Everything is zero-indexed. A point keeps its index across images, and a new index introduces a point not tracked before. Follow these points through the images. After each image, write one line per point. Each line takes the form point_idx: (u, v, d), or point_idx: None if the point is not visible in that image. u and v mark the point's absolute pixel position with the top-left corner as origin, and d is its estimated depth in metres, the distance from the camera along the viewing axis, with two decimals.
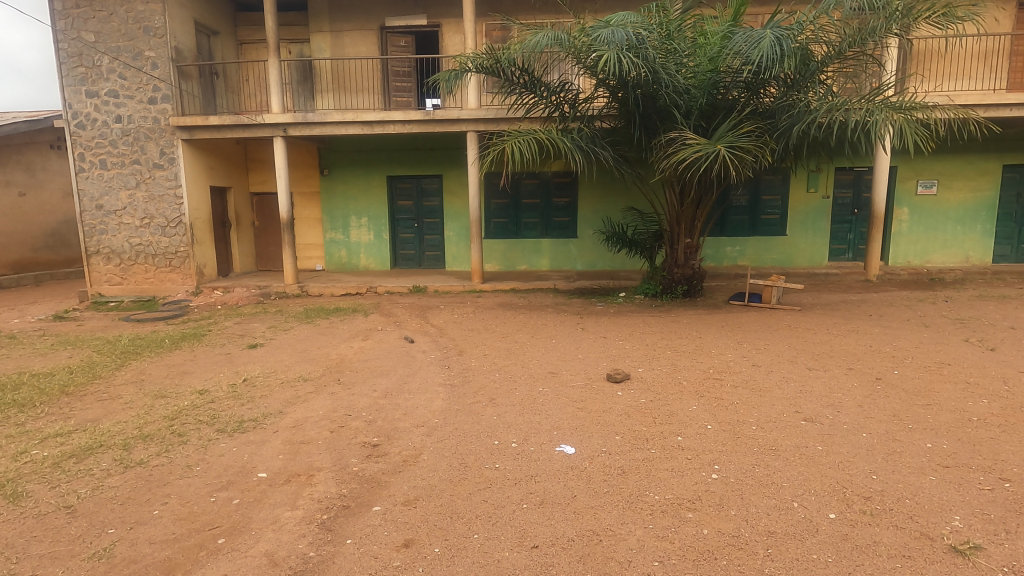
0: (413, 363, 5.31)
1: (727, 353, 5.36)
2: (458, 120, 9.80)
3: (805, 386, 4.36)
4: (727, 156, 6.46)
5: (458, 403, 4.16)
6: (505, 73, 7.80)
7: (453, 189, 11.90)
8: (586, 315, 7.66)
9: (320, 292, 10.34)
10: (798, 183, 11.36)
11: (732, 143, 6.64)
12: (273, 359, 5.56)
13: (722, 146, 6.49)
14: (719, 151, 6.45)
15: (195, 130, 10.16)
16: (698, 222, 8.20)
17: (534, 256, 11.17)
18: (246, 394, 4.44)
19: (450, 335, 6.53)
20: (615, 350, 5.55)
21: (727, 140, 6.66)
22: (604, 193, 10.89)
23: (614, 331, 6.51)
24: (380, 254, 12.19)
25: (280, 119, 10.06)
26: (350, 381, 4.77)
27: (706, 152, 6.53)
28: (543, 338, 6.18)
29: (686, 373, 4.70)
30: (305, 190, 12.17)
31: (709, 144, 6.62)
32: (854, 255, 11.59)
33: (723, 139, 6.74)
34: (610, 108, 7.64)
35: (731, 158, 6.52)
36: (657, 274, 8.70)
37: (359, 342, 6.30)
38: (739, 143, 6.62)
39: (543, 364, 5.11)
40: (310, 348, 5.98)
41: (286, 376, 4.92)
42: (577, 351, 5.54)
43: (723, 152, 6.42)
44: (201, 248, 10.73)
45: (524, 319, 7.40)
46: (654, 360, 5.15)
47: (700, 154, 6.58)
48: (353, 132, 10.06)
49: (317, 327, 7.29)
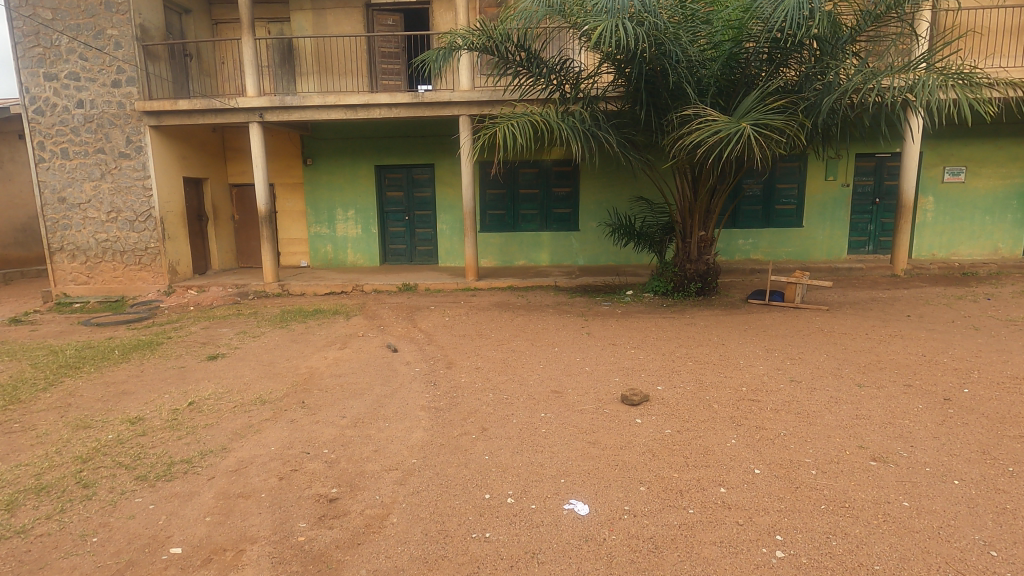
0: (394, 379, 4.58)
1: (759, 365, 4.61)
2: (449, 103, 8.99)
3: (862, 410, 3.63)
4: (753, 135, 5.54)
5: (442, 435, 3.41)
6: (499, 50, 7.00)
7: (445, 178, 11.12)
8: (592, 316, 6.91)
9: (302, 291, 9.58)
10: (815, 171, 10.60)
11: (758, 120, 5.73)
12: (232, 375, 4.79)
13: (748, 125, 5.58)
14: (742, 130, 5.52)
15: (163, 115, 9.34)
16: (713, 214, 7.45)
17: (533, 251, 10.41)
18: (186, 423, 3.66)
19: (439, 342, 5.77)
20: (629, 362, 4.82)
21: (751, 117, 5.76)
22: (607, 182, 10.12)
23: (624, 337, 5.78)
24: (369, 249, 11.41)
25: (255, 103, 9.22)
26: (317, 405, 4.01)
27: (727, 131, 5.62)
28: (543, 346, 5.43)
29: (715, 394, 3.95)
30: (288, 181, 11.39)
31: (729, 124, 5.73)
32: (874, 248, 10.87)
33: (747, 116, 5.83)
34: (618, 86, 6.80)
35: (758, 137, 5.60)
36: (667, 270, 7.95)
37: (334, 351, 5.54)
38: (766, 121, 5.71)
39: (545, 381, 4.36)
40: (277, 361, 5.20)
41: (242, 398, 4.16)
42: (583, 364, 4.80)
43: (748, 131, 5.50)
44: (174, 244, 9.95)
45: (523, 322, 6.65)
46: (674, 375, 4.41)
47: (720, 134, 5.67)
48: (336, 117, 9.24)
49: (291, 332, 6.52)
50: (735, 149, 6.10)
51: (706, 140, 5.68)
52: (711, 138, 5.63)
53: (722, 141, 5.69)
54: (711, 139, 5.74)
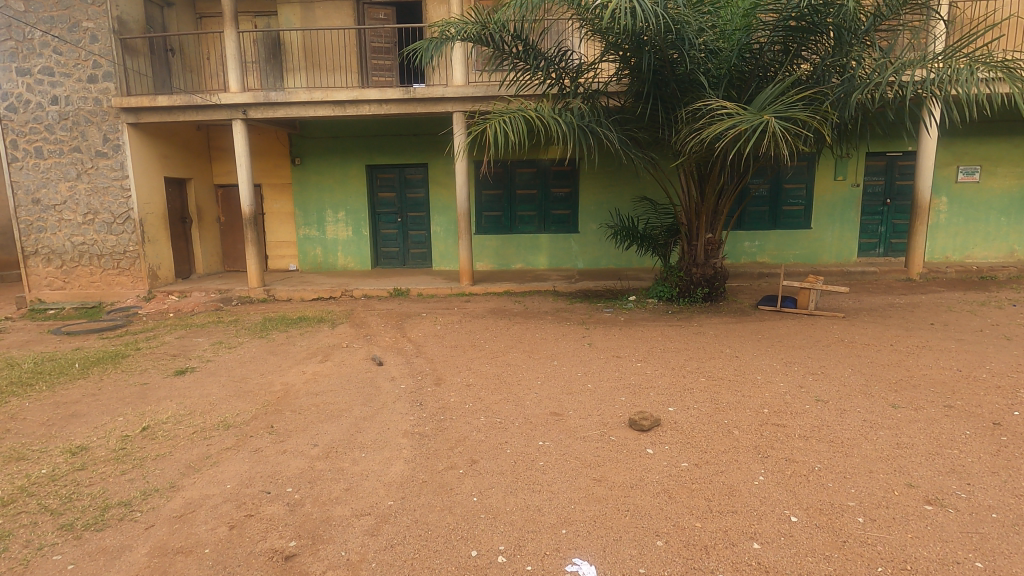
0: (377, 398, 4.15)
1: (779, 382, 4.19)
2: (442, 99, 8.55)
3: (902, 437, 3.21)
4: (778, 129, 4.96)
5: (426, 469, 2.98)
6: (495, 40, 6.55)
7: (439, 178, 10.69)
8: (593, 325, 6.48)
9: (288, 297, 9.14)
10: (824, 171, 10.20)
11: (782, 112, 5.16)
12: (198, 393, 4.34)
13: (772, 117, 5.00)
14: (766, 124, 4.93)
15: (142, 112, 8.90)
16: (721, 215, 7.05)
17: (531, 254, 9.97)
18: (134, 454, 3.22)
19: (428, 355, 5.33)
20: (635, 378, 4.39)
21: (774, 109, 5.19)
22: (608, 182, 9.70)
23: (628, 348, 5.34)
24: (360, 252, 10.97)
25: (238, 99, 8.76)
26: (287, 430, 3.57)
27: (748, 125, 5.03)
28: (540, 359, 5.00)
29: (735, 417, 3.52)
30: (276, 181, 10.95)
31: (749, 117, 5.15)
32: (885, 250, 10.47)
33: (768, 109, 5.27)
34: (621, 79, 6.40)
35: (783, 131, 5.02)
36: (672, 275, 7.53)
37: (314, 365, 5.09)
38: (791, 114, 5.14)
39: (544, 401, 3.93)
40: (249, 376, 4.75)
41: (204, 421, 3.72)
42: (586, 380, 4.37)
43: (773, 124, 4.92)
44: (155, 247, 9.50)
45: (520, 330, 6.22)
46: (687, 393, 3.99)
47: (740, 128, 5.09)
48: (323, 113, 8.79)
49: (270, 342, 6.07)
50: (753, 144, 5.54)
51: (724, 135, 5.10)
52: (730, 133, 5.04)
53: (742, 136, 5.11)
54: (729, 132, 5.16)
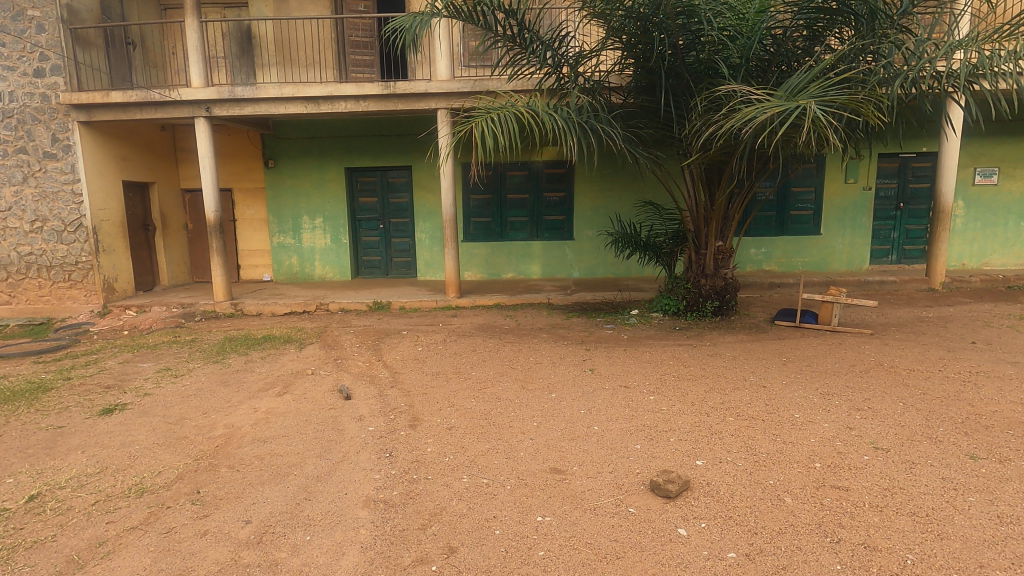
0: (339, 446, 3.41)
1: (823, 423, 3.49)
2: (425, 94, 7.82)
3: (1000, 506, 2.51)
4: (819, 115, 4.15)
5: (388, 563, 2.25)
6: (485, 19, 5.80)
7: (424, 182, 9.95)
8: (594, 345, 5.76)
9: (258, 311, 8.36)
10: (834, 173, 9.60)
11: (821, 97, 4.34)
12: (119, 442, 3.55)
13: (811, 101, 4.18)
14: (806, 109, 4.11)
15: (95, 110, 8.10)
16: (732, 221, 6.40)
17: (522, 263, 9.26)
18: (3, 542, 2.44)
19: (405, 385, 4.58)
20: (650, 418, 3.67)
21: (812, 93, 4.36)
22: (605, 185, 9.04)
23: (639, 376, 4.61)
24: (339, 261, 10.20)
25: (201, 94, 7.96)
26: (217, 496, 2.82)
27: (783, 110, 4.20)
28: (537, 391, 4.27)
29: (782, 476, 2.81)
30: (247, 185, 10.19)
31: (782, 102, 4.34)
32: (898, 257, 9.88)
33: (802, 93, 4.47)
34: (623, 70, 5.73)
35: (824, 119, 4.22)
36: (678, 286, 6.85)
37: (270, 399, 4.32)
38: (832, 99, 4.32)
39: (543, 451, 3.21)
40: (188, 416, 3.97)
41: (113, 485, 2.95)
42: (590, 420, 3.65)
43: (812, 109, 4.12)
44: (110, 257, 8.69)
45: (512, 352, 5.49)
46: (716, 439, 3.28)
47: (773, 114, 4.25)
48: (295, 110, 8.02)
49: (225, 368, 5.29)
50: (779, 136, 4.77)
51: (755, 124, 4.27)
52: (762, 121, 4.21)
53: (775, 124, 4.29)
54: (759, 120, 4.33)
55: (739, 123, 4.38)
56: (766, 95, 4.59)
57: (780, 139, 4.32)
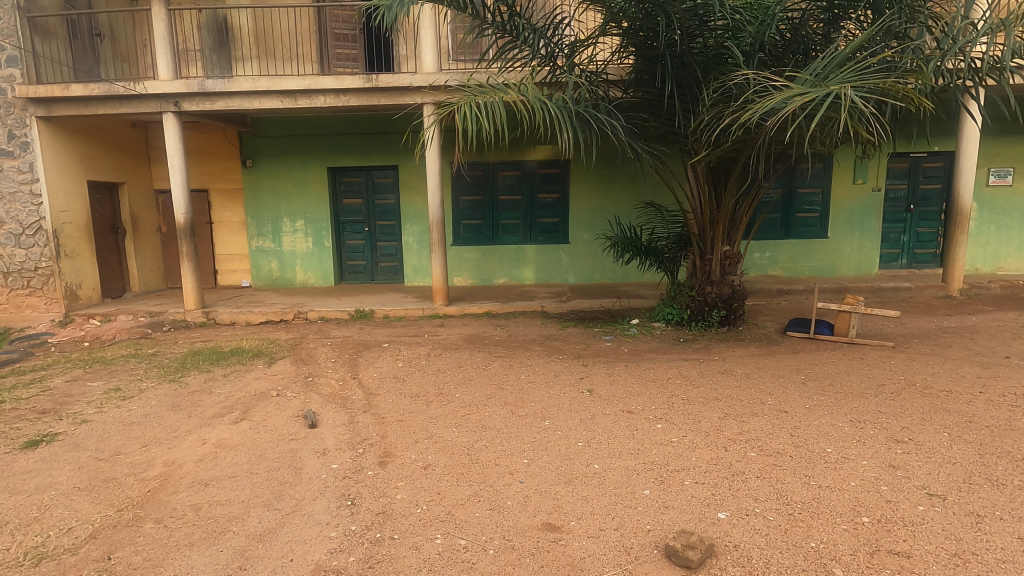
0: (293, 491, 2.88)
1: (861, 460, 3.00)
2: (409, 88, 7.34)
3: None
4: (854, 102, 3.62)
5: None
6: (473, 3, 5.29)
7: (412, 182, 9.43)
8: (592, 359, 5.25)
9: (232, 320, 7.82)
10: (842, 173, 9.15)
11: (853, 81, 3.82)
12: (33, 486, 3.00)
13: (844, 86, 3.66)
14: (839, 95, 3.58)
15: (55, 105, 7.54)
16: (740, 224, 5.93)
17: (515, 267, 8.75)
18: None
19: (379, 410, 4.05)
20: (659, 453, 3.17)
21: (842, 77, 3.84)
22: (602, 186, 8.56)
23: (643, 398, 4.10)
24: (322, 266, 9.66)
25: (168, 88, 7.39)
26: (134, 565, 2.30)
27: (812, 97, 3.67)
28: (528, 418, 3.75)
29: (825, 537, 2.31)
30: (224, 186, 9.65)
31: (808, 88, 3.82)
32: (908, 261, 9.43)
33: (831, 78, 3.95)
34: (623, 60, 5.24)
35: (860, 106, 3.69)
36: (681, 294, 6.35)
37: (223, 428, 3.78)
38: (865, 83, 3.79)
39: (534, 498, 2.70)
40: (124, 450, 3.43)
41: (7, 550, 2.41)
42: (590, 456, 3.14)
43: (846, 95, 3.60)
44: (74, 263, 8.13)
45: (501, 369, 4.96)
46: (739, 483, 2.78)
47: (799, 102, 3.73)
48: (271, 105, 7.49)
49: (181, 388, 4.74)
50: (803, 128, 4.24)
51: (779, 114, 3.74)
52: (788, 110, 3.68)
53: (801, 114, 3.77)
54: (782, 110, 3.81)
55: (761, 113, 3.85)
56: (790, 81, 4.07)
57: (808, 131, 3.79)
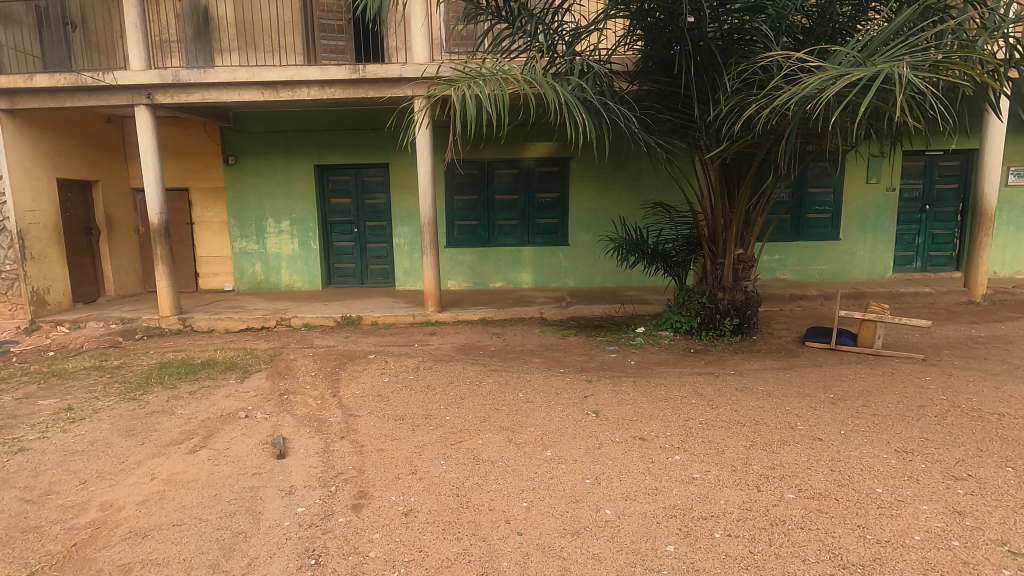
0: (247, 547, 2.41)
1: (920, 505, 2.55)
2: (399, 80, 6.88)
3: None
4: (913, 80, 3.09)
5: None
6: None
7: (403, 181, 8.96)
8: (597, 374, 4.79)
9: (210, 327, 7.34)
10: (855, 172, 8.73)
11: (905, 56, 3.31)
12: None
13: (901, 63, 3.12)
14: (894, 72, 3.06)
15: (19, 97, 7.04)
16: (755, 226, 5.48)
17: (512, 270, 8.29)
18: None
19: (358, 436, 3.58)
20: (681, 493, 2.72)
21: (892, 52, 3.32)
22: (604, 185, 8.10)
23: (656, 422, 3.63)
24: (308, 269, 9.17)
25: (140, 78, 6.89)
26: None
27: (861, 76, 3.16)
28: (527, 447, 3.29)
29: None
30: (205, 185, 9.17)
31: (853, 67, 3.31)
32: (923, 264, 9.01)
33: (883, 53, 3.39)
34: (631, 47, 4.79)
35: (919, 85, 3.15)
36: (690, 301, 5.90)
37: (177, 459, 3.30)
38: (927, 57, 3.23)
39: (537, 558, 2.25)
40: (58, 489, 2.95)
41: None
42: (600, 499, 2.69)
43: (903, 74, 3.07)
44: (41, 266, 7.62)
45: (497, 385, 4.49)
46: (781, 535, 2.34)
47: (845, 82, 3.21)
48: (251, 98, 7.00)
49: (140, 407, 4.25)
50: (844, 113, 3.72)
51: (822, 97, 3.22)
52: (833, 91, 3.16)
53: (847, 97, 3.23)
54: (825, 91, 3.28)
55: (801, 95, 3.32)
56: (833, 59, 3.53)
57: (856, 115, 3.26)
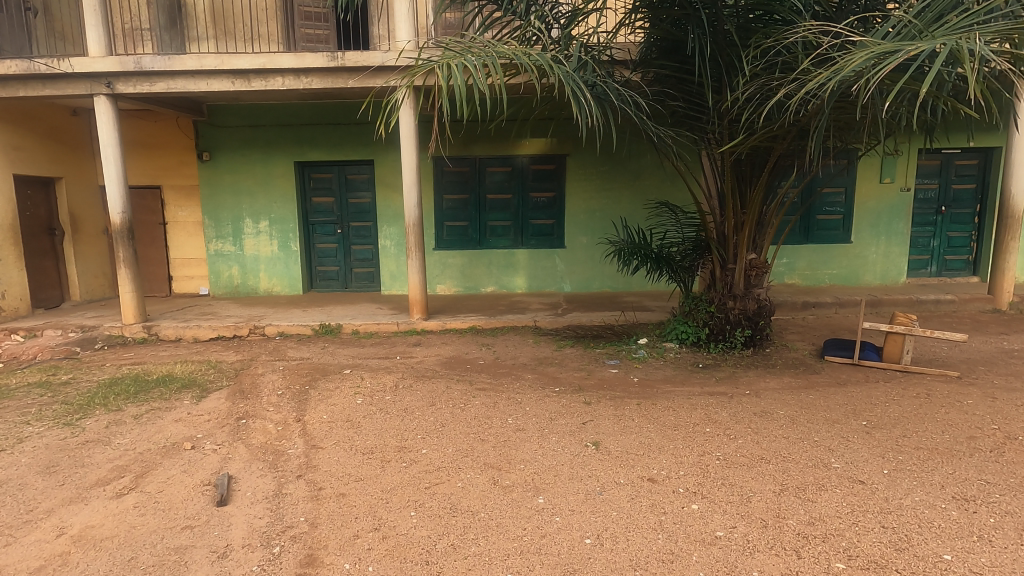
0: None
1: None
2: (382, 68, 6.34)
3: None
4: (987, 56, 2.53)
5: None
6: None
7: (389, 179, 8.42)
8: (596, 394, 4.25)
9: (177, 336, 6.79)
10: (868, 171, 8.25)
11: (970, 29, 2.75)
12: None
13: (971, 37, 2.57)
14: (964, 47, 2.51)
15: None
16: (769, 228, 4.98)
17: (504, 275, 7.76)
18: None
19: (318, 475, 3.04)
20: (705, 563, 2.20)
21: (956, 24, 2.76)
22: (602, 184, 7.59)
23: (667, 458, 3.10)
24: (288, 272, 8.62)
25: (100, 65, 6.33)
26: None
27: (921, 52, 2.60)
28: (516, 492, 2.77)
29: None
30: (179, 182, 8.60)
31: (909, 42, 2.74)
32: (938, 268, 8.55)
33: (943, 25, 2.84)
34: (635, 27, 4.26)
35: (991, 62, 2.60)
36: (698, 310, 5.38)
37: (96, 508, 2.75)
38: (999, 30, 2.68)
39: None
40: None
41: None
42: (603, 569, 2.18)
43: (974, 48, 2.52)
44: None
45: (483, 409, 3.96)
46: None
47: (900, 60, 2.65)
48: (221, 88, 6.46)
49: (71, 436, 3.69)
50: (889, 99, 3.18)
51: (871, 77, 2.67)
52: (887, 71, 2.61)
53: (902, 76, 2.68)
54: (875, 70, 2.73)
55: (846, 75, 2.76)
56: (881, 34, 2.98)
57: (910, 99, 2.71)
